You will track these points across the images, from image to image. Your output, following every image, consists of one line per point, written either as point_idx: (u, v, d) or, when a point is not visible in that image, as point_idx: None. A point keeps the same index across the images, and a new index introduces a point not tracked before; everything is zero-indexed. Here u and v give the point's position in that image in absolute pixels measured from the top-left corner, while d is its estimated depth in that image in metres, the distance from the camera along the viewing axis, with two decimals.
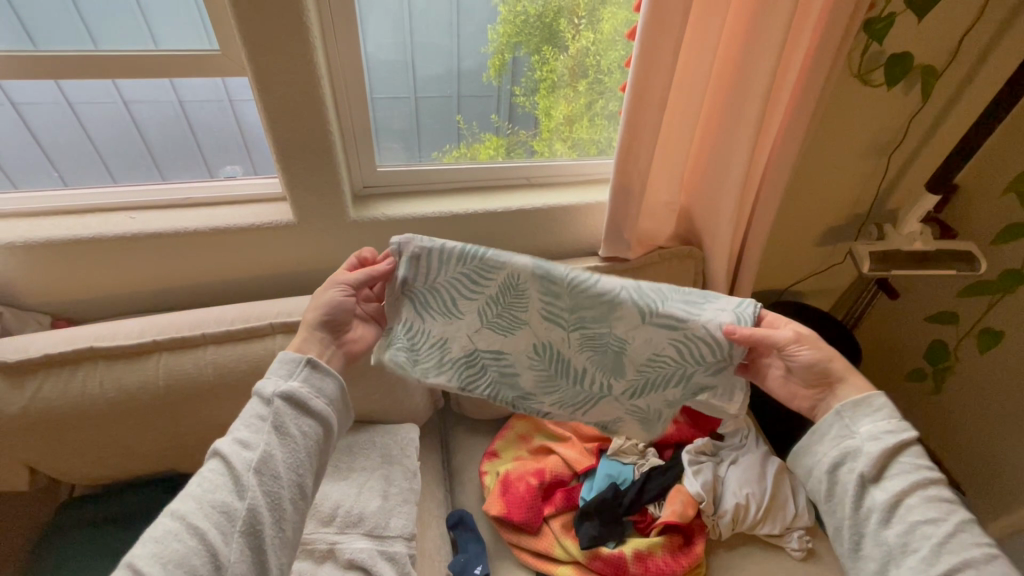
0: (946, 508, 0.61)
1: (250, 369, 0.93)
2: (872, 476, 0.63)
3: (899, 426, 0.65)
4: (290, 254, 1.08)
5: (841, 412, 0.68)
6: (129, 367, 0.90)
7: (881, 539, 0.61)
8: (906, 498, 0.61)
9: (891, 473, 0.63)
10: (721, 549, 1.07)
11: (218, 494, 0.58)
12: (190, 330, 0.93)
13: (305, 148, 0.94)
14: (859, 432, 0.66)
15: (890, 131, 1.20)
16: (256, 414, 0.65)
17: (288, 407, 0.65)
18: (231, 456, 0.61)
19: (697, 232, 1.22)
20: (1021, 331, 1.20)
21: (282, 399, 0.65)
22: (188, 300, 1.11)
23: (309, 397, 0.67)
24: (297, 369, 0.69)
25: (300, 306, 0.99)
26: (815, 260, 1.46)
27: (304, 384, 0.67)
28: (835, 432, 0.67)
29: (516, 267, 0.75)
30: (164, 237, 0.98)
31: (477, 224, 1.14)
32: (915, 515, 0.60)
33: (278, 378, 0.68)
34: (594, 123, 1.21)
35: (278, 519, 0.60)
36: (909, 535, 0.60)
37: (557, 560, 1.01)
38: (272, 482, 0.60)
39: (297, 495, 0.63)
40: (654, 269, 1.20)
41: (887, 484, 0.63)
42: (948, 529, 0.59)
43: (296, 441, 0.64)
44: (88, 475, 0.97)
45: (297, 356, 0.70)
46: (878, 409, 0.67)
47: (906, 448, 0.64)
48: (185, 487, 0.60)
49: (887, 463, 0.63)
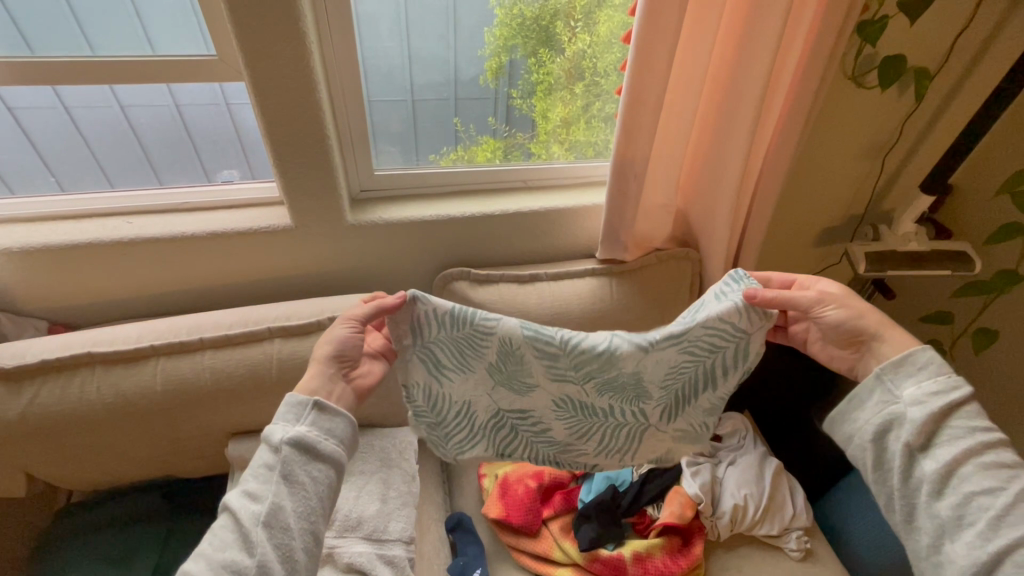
0: (1006, 475, 0.60)
1: (249, 373, 0.93)
2: (920, 443, 0.64)
3: (946, 384, 0.65)
4: (288, 257, 1.08)
5: (884, 376, 0.69)
6: (127, 373, 0.89)
7: (933, 511, 0.62)
8: (959, 468, 0.62)
9: (940, 437, 0.64)
10: (720, 550, 1.08)
11: (228, 552, 0.58)
12: (188, 335, 0.93)
13: (303, 153, 0.94)
14: (902, 396, 0.67)
15: (885, 133, 1.21)
16: (263, 464, 0.64)
17: (297, 454, 0.65)
18: (240, 511, 0.61)
19: (694, 234, 1.22)
20: (1016, 330, 1.20)
21: (290, 446, 0.65)
22: (187, 304, 1.11)
23: (319, 441, 0.66)
24: (303, 412, 0.68)
25: (299, 309, 0.99)
26: (812, 260, 1.46)
27: (312, 427, 0.67)
28: (878, 397, 0.69)
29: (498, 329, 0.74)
30: (162, 241, 0.98)
31: (474, 227, 1.14)
32: (968, 485, 0.61)
33: (284, 423, 0.67)
34: (590, 126, 1.21)
35: (291, 571, 0.60)
36: (965, 508, 0.60)
37: (556, 562, 1.01)
38: (283, 534, 0.60)
39: (310, 544, 0.63)
40: (652, 271, 1.20)
41: (938, 452, 0.63)
42: (1006, 497, 0.59)
43: (307, 489, 0.64)
44: (86, 481, 0.97)
45: (304, 398, 0.69)
46: (921, 369, 0.67)
47: (956, 409, 0.64)
48: (196, 546, 0.60)
49: (935, 427, 0.64)
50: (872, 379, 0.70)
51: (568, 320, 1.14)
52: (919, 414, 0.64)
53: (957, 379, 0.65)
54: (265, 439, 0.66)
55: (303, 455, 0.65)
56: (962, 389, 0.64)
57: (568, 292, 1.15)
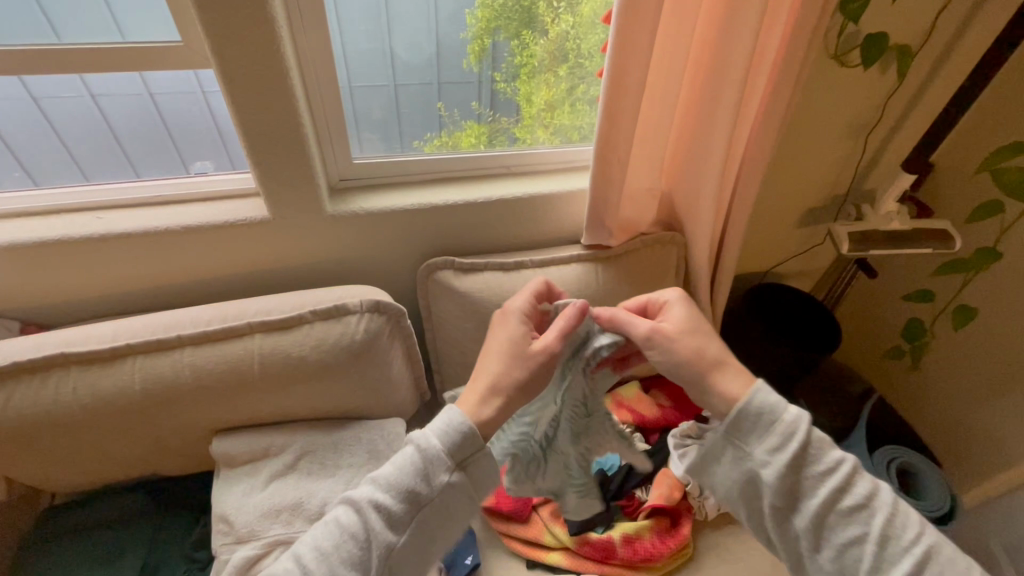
0: (864, 517, 0.61)
1: (228, 370, 0.90)
2: (788, 501, 0.64)
3: (795, 446, 0.63)
4: (267, 251, 1.05)
5: (733, 437, 0.67)
6: (103, 373, 0.87)
7: (817, 564, 0.63)
8: (826, 522, 0.62)
9: (806, 489, 0.63)
10: (708, 529, 1.10)
11: (345, 559, 0.59)
12: (165, 332, 0.90)
13: (275, 142, 0.91)
14: (754, 456, 0.65)
15: (867, 113, 1.21)
16: (410, 492, 0.62)
17: (440, 501, 0.64)
18: (368, 523, 0.61)
19: (679, 217, 1.22)
20: (993, 307, 1.22)
21: (434, 491, 0.63)
22: (165, 300, 1.08)
23: (462, 495, 0.65)
24: (469, 455, 0.66)
25: (279, 303, 0.95)
26: (797, 241, 1.47)
27: (462, 480, 0.65)
28: (731, 460, 0.67)
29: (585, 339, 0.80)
30: (135, 237, 0.95)
31: (458, 215, 1.12)
32: (837, 536, 0.62)
33: (450, 461, 0.64)
34: (575, 109, 1.19)
35: None
36: (840, 558, 0.62)
37: (546, 546, 1.05)
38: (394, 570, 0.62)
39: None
40: (637, 255, 1.20)
41: (804, 505, 0.63)
42: (877, 526, 0.60)
43: (426, 532, 0.64)
44: (68, 482, 0.95)
45: (472, 445, 0.65)
46: (771, 429, 0.65)
47: (806, 452, 0.64)
48: (316, 528, 0.62)
49: (792, 481, 0.63)
50: (722, 440, 0.68)
51: None
52: (771, 477, 0.63)
53: (799, 433, 0.64)
54: (426, 464, 0.64)
55: (439, 500, 0.64)
56: (802, 434, 0.64)
57: (552, 279, 1.15)
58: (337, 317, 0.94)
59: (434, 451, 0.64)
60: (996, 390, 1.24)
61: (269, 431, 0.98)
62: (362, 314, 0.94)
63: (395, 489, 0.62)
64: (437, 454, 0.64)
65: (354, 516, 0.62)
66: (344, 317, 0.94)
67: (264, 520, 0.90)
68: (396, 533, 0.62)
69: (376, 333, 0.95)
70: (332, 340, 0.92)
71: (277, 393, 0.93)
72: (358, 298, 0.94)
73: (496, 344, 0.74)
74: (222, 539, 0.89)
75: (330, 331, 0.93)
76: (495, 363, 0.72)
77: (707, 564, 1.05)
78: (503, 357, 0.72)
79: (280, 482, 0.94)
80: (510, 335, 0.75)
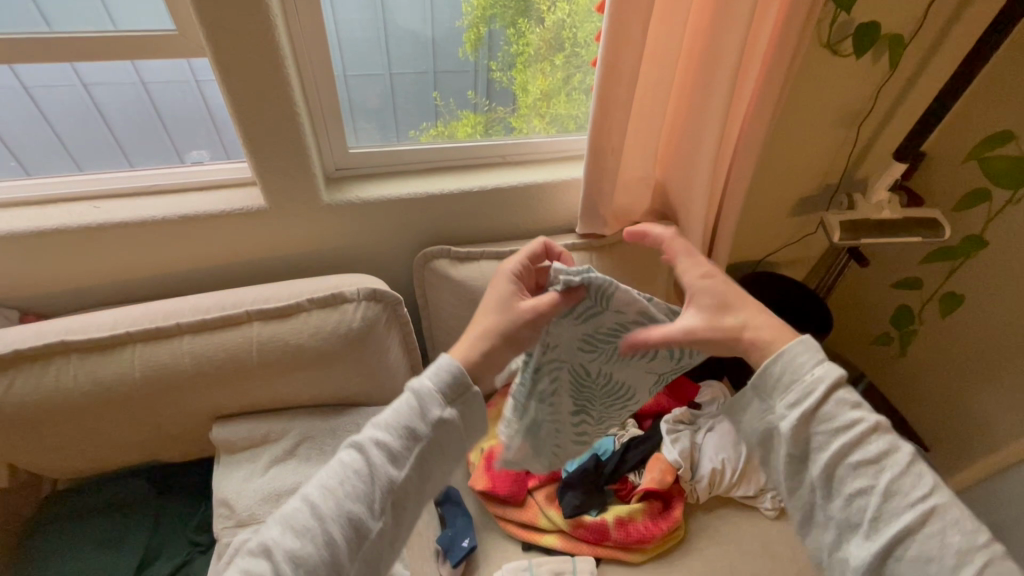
0: (877, 471, 0.58)
1: (227, 358, 0.91)
2: (801, 450, 0.61)
3: (814, 397, 0.61)
4: (265, 240, 1.06)
5: (756, 387, 0.65)
6: (103, 360, 0.88)
7: (828, 514, 0.60)
8: (838, 473, 0.59)
9: (819, 442, 0.60)
10: (699, 512, 1.13)
11: (349, 499, 0.58)
12: (164, 320, 0.90)
13: (271, 131, 0.92)
14: (774, 406, 0.64)
15: (859, 101, 1.22)
16: (410, 430, 0.61)
17: (440, 438, 0.63)
18: (370, 461, 0.60)
19: (673, 206, 1.23)
20: (981, 295, 1.24)
21: (431, 427, 0.62)
22: (163, 288, 1.08)
23: (459, 431, 0.64)
24: (460, 395, 0.65)
25: (277, 291, 0.96)
26: (790, 229, 1.48)
27: (458, 416, 0.64)
28: (754, 409, 0.66)
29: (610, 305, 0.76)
30: (134, 225, 0.96)
31: (454, 204, 1.13)
32: (847, 488, 0.58)
33: (445, 399, 0.63)
34: (571, 98, 1.20)
35: (392, 540, 0.61)
36: (848, 509, 0.58)
37: (541, 529, 1.07)
38: (400, 509, 0.61)
39: (410, 520, 0.63)
40: (632, 244, 1.21)
41: (816, 456, 0.60)
42: (886, 481, 0.57)
43: (428, 471, 0.63)
44: (70, 468, 0.97)
45: (464, 381, 0.65)
46: (795, 380, 0.62)
47: (823, 408, 0.61)
48: (322, 471, 0.61)
49: (807, 432, 0.61)
50: (749, 391, 0.67)
51: None
52: (786, 425, 0.61)
53: (823, 385, 0.61)
54: (420, 401, 0.63)
55: (439, 437, 0.62)
56: (821, 387, 0.61)
57: None
58: (335, 306, 0.95)
59: (427, 389, 0.63)
60: (982, 375, 1.27)
61: (268, 417, 0.99)
62: (359, 303, 0.95)
63: (394, 427, 0.61)
64: (431, 392, 0.63)
65: (355, 457, 0.61)
66: (341, 305, 0.95)
67: (266, 504, 0.91)
68: (399, 470, 0.61)
69: (373, 321, 0.96)
70: (330, 328, 0.94)
71: (276, 380, 0.95)
72: (355, 286, 0.95)
73: (494, 301, 0.75)
74: (224, 523, 0.91)
75: (328, 319, 0.94)
76: (492, 318, 0.73)
77: (698, 545, 1.08)
78: (500, 314, 0.73)
79: (280, 467, 0.95)
80: (506, 293, 0.75)
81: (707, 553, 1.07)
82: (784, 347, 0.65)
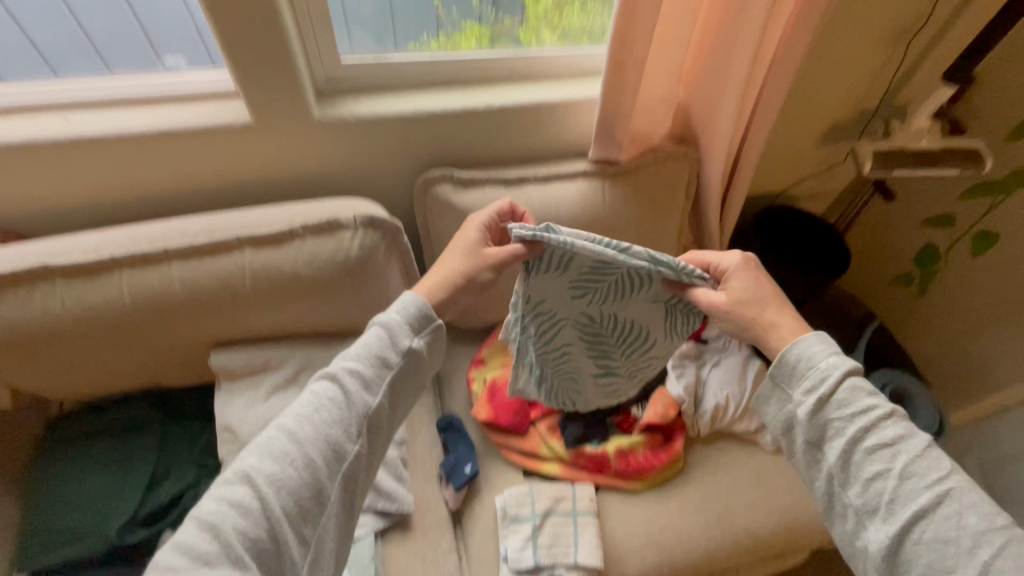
0: (891, 455, 0.60)
1: (219, 285, 0.87)
2: (817, 433, 0.64)
3: (825, 383, 0.64)
4: (253, 161, 0.99)
5: (774, 377, 0.69)
6: (90, 285, 0.84)
7: (847, 500, 0.62)
8: (853, 458, 0.62)
9: (834, 425, 0.63)
10: (699, 444, 1.14)
11: (328, 424, 0.59)
12: (151, 244, 0.85)
13: (252, 36, 0.81)
14: (792, 394, 0.67)
15: (914, 13, 1.08)
16: (383, 358, 0.65)
17: (410, 366, 0.67)
18: (347, 387, 0.62)
19: (694, 131, 1.13)
20: (1014, 234, 1.17)
21: (402, 357, 0.67)
22: (150, 212, 1.02)
23: (425, 360, 0.69)
24: (426, 329, 0.70)
25: (268, 216, 0.90)
26: (815, 159, 1.39)
27: (425, 347, 0.69)
28: (774, 399, 0.69)
29: (587, 259, 0.75)
30: (109, 140, 0.89)
31: (456, 126, 1.04)
32: (862, 472, 0.61)
33: (413, 329, 0.68)
34: (588, 7, 1.07)
35: (368, 465, 0.63)
36: (866, 495, 0.60)
37: (542, 457, 1.09)
38: (376, 433, 0.64)
39: (381, 448, 0.66)
40: (648, 171, 1.12)
41: (832, 441, 0.63)
42: (902, 464, 0.59)
43: (398, 398, 0.67)
44: (71, 391, 0.96)
45: (429, 315, 0.70)
46: (809, 369, 0.66)
47: (838, 394, 0.63)
48: (296, 403, 0.60)
49: (823, 415, 0.64)
50: (767, 381, 0.70)
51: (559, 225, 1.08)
52: (801, 413, 0.65)
53: (834, 372, 0.64)
54: (391, 332, 0.67)
55: (408, 365, 0.67)
56: (835, 373, 0.64)
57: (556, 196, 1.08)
58: (330, 232, 0.89)
59: (395, 322, 0.68)
60: (1001, 317, 1.23)
61: (266, 346, 0.97)
62: (356, 229, 0.90)
63: (365, 357, 0.64)
64: (399, 326, 0.68)
65: (328, 386, 0.62)
66: (337, 232, 0.89)
67: None
68: (375, 396, 0.64)
69: (371, 249, 0.91)
70: (326, 256, 0.89)
71: (273, 309, 0.91)
72: (351, 212, 0.89)
73: (458, 248, 0.80)
74: (228, 448, 0.91)
75: (323, 246, 0.89)
76: (458, 261, 0.79)
77: (696, 475, 1.10)
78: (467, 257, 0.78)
79: (281, 395, 0.95)
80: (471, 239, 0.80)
81: (704, 483, 1.09)
82: (797, 339, 0.68)
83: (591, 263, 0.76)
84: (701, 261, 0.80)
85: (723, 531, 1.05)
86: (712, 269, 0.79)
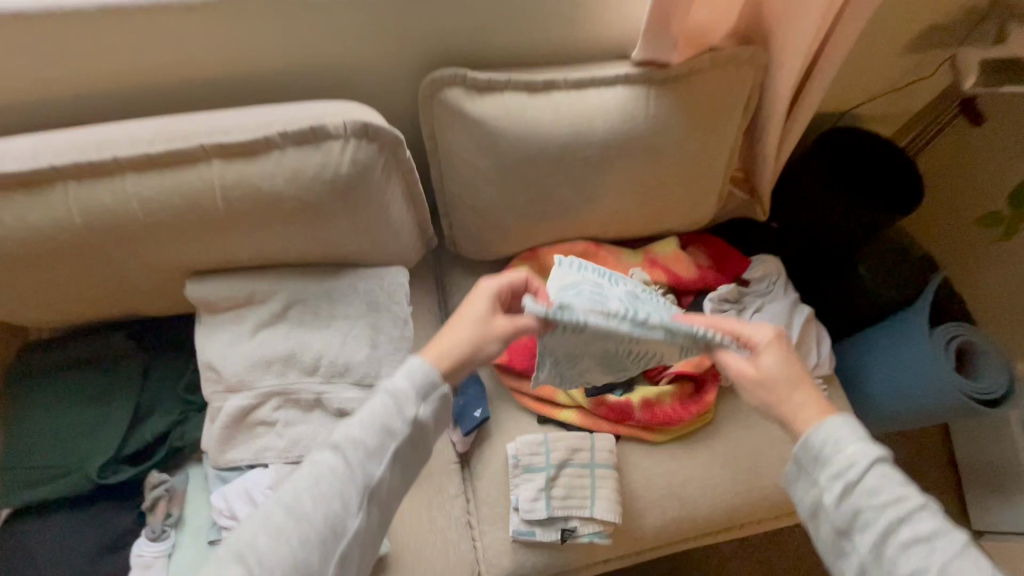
0: (928, 553, 0.53)
1: (184, 205, 0.72)
2: (845, 522, 0.57)
3: (852, 469, 0.57)
4: (221, 50, 0.81)
5: (795, 458, 0.62)
6: (31, 201, 0.70)
7: None
8: (884, 553, 0.55)
9: (863, 516, 0.56)
10: (732, 395, 1.03)
11: (327, 503, 0.57)
12: (98, 151, 0.70)
13: None
14: (814, 479, 0.60)
15: None
16: (388, 429, 0.61)
17: (415, 437, 0.63)
18: (347, 460, 0.59)
19: (766, 26, 0.91)
20: None
21: (408, 428, 0.62)
22: (103, 112, 0.86)
23: (430, 427, 0.65)
24: (435, 395, 0.65)
25: (238, 121, 0.72)
26: (898, 69, 1.16)
27: (430, 415, 0.65)
28: (797, 480, 0.62)
29: (601, 328, 0.66)
30: (42, 15, 0.72)
31: (470, 11, 0.84)
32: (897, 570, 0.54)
33: (420, 395, 0.64)
34: None
35: (369, 538, 0.61)
36: None
37: (559, 404, 0.99)
38: (378, 507, 0.61)
39: (384, 518, 0.63)
40: (705, 77, 0.91)
41: (860, 533, 0.56)
42: (941, 564, 0.52)
43: (402, 470, 0.63)
44: (36, 318, 0.86)
45: (437, 380, 0.65)
46: (832, 451, 0.59)
47: (865, 481, 0.57)
48: (294, 475, 0.59)
49: (851, 503, 0.57)
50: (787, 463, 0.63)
51: (591, 141, 0.90)
52: (825, 500, 0.58)
53: (862, 458, 0.58)
54: (397, 401, 0.62)
55: (413, 434, 0.63)
56: (860, 461, 0.57)
57: (590, 106, 0.89)
58: (314, 143, 0.72)
59: (403, 389, 0.63)
60: None
61: (249, 275, 0.84)
62: (346, 141, 0.72)
63: (367, 426, 0.60)
64: (405, 391, 0.63)
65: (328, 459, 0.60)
66: (322, 143, 0.72)
67: (256, 371, 0.82)
68: (377, 470, 0.60)
69: (365, 165, 0.74)
70: (310, 174, 0.72)
71: (252, 235, 0.77)
72: (339, 119, 0.71)
73: (464, 319, 0.70)
74: (213, 387, 0.82)
75: (306, 160, 0.72)
76: (466, 333, 0.69)
77: (726, 427, 1.01)
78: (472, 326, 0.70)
79: (268, 331, 0.84)
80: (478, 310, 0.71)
81: (735, 436, 1.00)
82: (821, 421, 0.61)
83: (606, 330, 0.67)
84: (730, 328, 0.72)
85: (751, 486, 0.97)
86: (741, 339, 0.72)
